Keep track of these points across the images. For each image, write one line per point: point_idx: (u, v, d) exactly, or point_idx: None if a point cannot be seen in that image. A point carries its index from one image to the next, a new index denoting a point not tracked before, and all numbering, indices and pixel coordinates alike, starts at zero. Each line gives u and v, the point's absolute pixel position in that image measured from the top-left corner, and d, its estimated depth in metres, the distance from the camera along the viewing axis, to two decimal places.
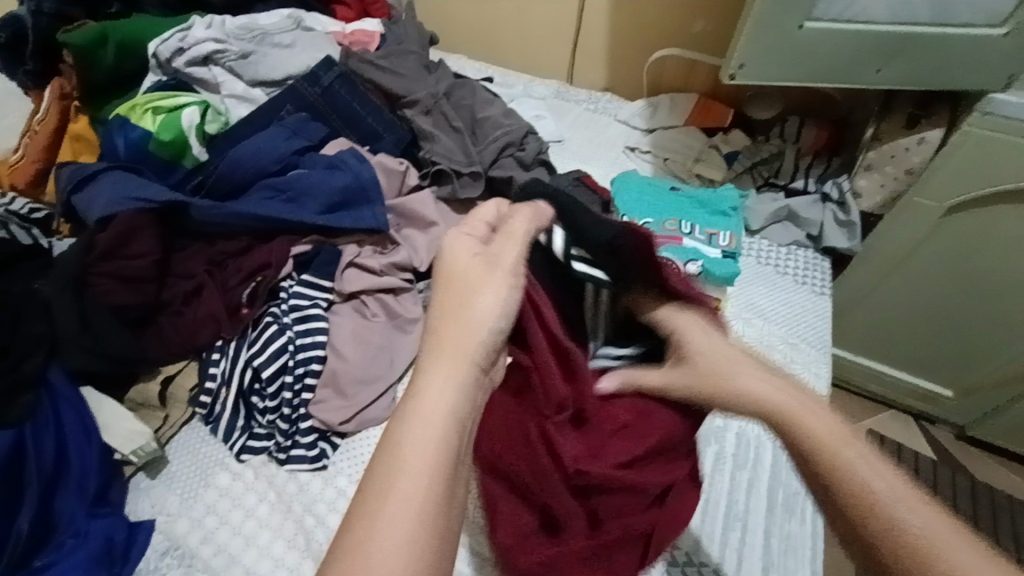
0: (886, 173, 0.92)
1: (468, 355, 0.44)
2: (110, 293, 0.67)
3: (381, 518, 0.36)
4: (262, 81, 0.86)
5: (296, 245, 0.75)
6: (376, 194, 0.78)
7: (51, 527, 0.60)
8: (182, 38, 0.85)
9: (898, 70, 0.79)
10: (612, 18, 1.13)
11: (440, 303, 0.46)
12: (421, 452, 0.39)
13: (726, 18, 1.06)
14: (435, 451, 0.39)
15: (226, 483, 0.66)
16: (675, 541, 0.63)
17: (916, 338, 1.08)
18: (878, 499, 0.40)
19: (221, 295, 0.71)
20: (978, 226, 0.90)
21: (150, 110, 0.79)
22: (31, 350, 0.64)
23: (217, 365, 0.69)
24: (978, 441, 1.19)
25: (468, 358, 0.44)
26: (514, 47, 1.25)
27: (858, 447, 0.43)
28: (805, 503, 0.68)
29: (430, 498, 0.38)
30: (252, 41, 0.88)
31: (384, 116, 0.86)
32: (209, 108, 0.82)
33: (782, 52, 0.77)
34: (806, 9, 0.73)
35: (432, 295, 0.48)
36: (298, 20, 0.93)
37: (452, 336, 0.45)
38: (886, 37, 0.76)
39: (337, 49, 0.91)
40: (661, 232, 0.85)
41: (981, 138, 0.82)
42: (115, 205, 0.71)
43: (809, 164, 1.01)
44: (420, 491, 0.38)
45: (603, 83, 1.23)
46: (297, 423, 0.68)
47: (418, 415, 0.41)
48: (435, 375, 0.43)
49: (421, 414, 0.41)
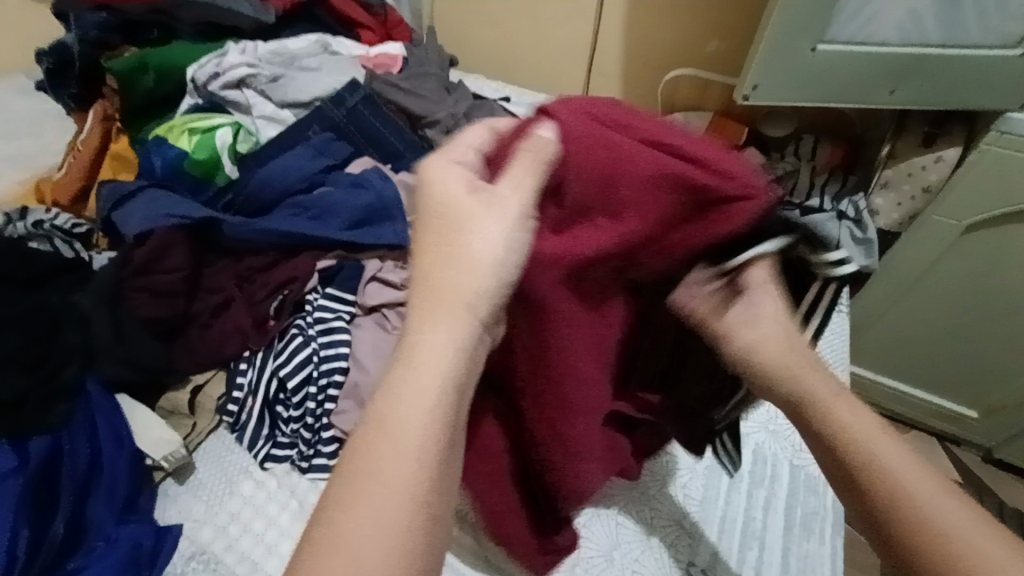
0: (903, 191, 0.92)
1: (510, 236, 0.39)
2: (144, 306, 0.71)
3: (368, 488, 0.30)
4: (291, 102, 0.90)
5: (321, 260, 0.78)
6: (398, 211, 0.80)
7: (83, 531, 0.62)
8: (217, 63, 0.90)
9: (911, 91, 0.80)
10: (626, 40, 1.16)
11: (422, 241, 0.38)
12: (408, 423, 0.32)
13: (738, 39, 1.09)
14: (425, 425, 0.32)
15: (250, 492, 0.67)
16: (692, 558, 0.63)
17: (937, 358, 1.06)
18: (937, 525, 0.37)
19: (249, 308, 0.74)
20: (994, 245, 0.89)
21: (187, 130, 0.84)
22: (70, 360, 0.67)
23: (244, 375, 0.72)
24: (1006, 464, 1.16)
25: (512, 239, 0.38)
26: (530, 67, 1.28)
27: (933, 487, 0.39)
28: (825, 523, 0.67)
29: (399, 521, 0.30)
30: (281, 65, 0.92)
31: (406, 137, 0.90)
32: (241, 128, 0.86)
33: (795, 73, 0.78)
34: (819, 32, 0.74)
35: (415, 230, 0.39)
36: (324, 45, 0.97)
37: (439, 278, 0.36)
38: (896, 58, 0.77)
39: (361, 71, 0.95)
40: None
41: (1000, 156, 0.82)
42: (151, 222, 0.74)
43: (824, 181, 1.02)
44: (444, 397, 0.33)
45: (617, 101, 1.25)
46: (319, 432, 0.70)
47: (450, 293, 0.36)
48: (430, 327, 0.35)
49: (383, 420, 0.32)
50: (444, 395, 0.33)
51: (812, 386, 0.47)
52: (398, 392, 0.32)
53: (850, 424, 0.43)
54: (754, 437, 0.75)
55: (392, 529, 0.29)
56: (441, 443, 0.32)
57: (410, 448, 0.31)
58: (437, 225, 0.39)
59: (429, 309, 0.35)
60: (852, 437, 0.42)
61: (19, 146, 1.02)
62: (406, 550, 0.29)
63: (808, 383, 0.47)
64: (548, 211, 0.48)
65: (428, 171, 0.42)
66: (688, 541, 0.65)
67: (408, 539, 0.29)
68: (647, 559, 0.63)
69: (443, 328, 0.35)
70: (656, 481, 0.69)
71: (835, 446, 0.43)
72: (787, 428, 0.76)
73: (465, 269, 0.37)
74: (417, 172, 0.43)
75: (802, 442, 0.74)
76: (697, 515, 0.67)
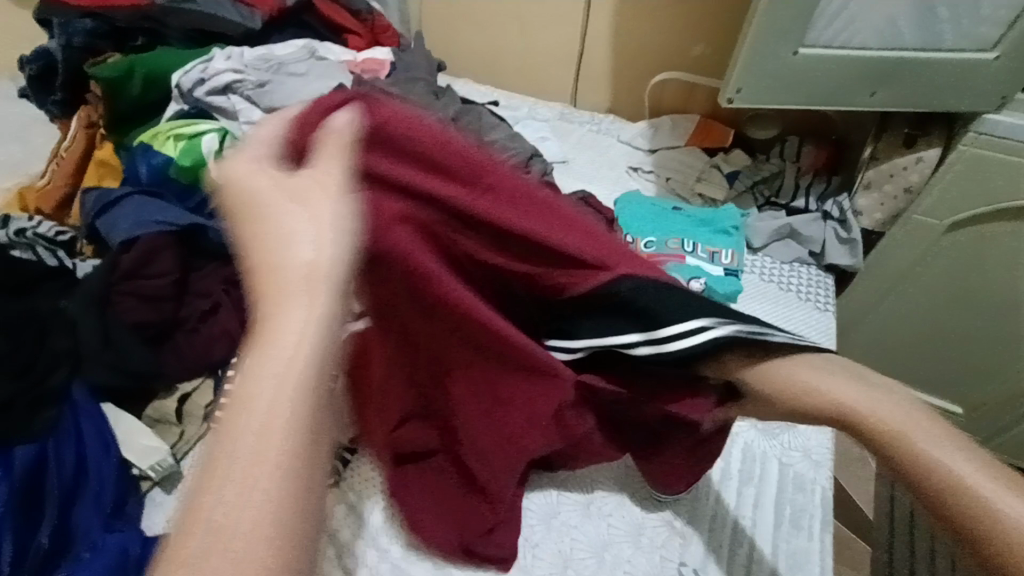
0: (884, 191, 0.93)
1: (342, 216, 0.38)
2: (131, 311, 0.70)
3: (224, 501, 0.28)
4: (279, 108, 0.90)
5: None
6: None
7: (69, 539, 0.61)
8: (204, 69, 0.89)
9: (891, 94, 0.81)
10: (614, 45, 1.17)
11: (245, 231, 0.37)
12: (263, 430, 0.29)
13: (723, 44, 1.11)
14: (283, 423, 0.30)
15: None
16: (682, 558, 0.64)
17: (922, 356, 1.08)
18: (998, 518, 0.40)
19: (237, 312, 0.74)
20: (976, 243, 0.91)
21: (172, 136, 0.84)
22: (56, 366, 0.67)
23: None
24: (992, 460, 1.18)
25: (347, 222, 0.38)
26: (518, 72, 1.29)
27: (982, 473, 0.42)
28: (812, 520, 0.68)
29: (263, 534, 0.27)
30: (268, 71, 0.92)
31: None
32: (228, 134, 0.86)
33: (777, 76, 0.79)
34: (800, 36, 0.75)
35: (233, 223, 0.38)
36: (312, 50, 0.97)
37: (272, 266, 0.35)
38: (875, 61, 0.78)
39: (349, 77, 0.96)
40: (664, 250, 0.90)
41: (976, 156, 0.84)
42: (139, 228, 0.73)
43: (809, 181, 1.02)
44: (305, 391, 0.31)
45: (605, 105, 1.26)
46: None
47: (297, 281, 0.34)
48: (282, 317, 0.33)
49: (236, 424, 0.30)
50: (299, 385, 0.31)
51: (839, 389, 0.47)
52: (244, 407, 0.30)
53: (894, 426, 0.45)
54: (743, 436, 0.75)
55: (275, 536, 0.28)
56: (310, 438, 0.31)
57: (265, 450, 0.29)
58: (254, 216, 0.37)
59: (270, 308, 0.34)
60: (896, 432, 0.45)
61: (3, 152, 1.01)
62: (292, 542, 0.28)
63: (840, 391, 0.48)
64: (397, 234, 0.49)
65: (234, 164, 0.40)
66: (679, 540, 0.65)
67: (290, 541, 0.28)
68: (638, 560, 0.63)
69: (294, 313, 0.33)
70: (648, 484, 0.69)
71: (888, 448, 0.45)
72: (778, 428, 0.76)
73: (297, 249, 0.35)
74: (219, 171, 0.41)
75: (790, 440, 0.75)
76: (687, 515, 0.67)
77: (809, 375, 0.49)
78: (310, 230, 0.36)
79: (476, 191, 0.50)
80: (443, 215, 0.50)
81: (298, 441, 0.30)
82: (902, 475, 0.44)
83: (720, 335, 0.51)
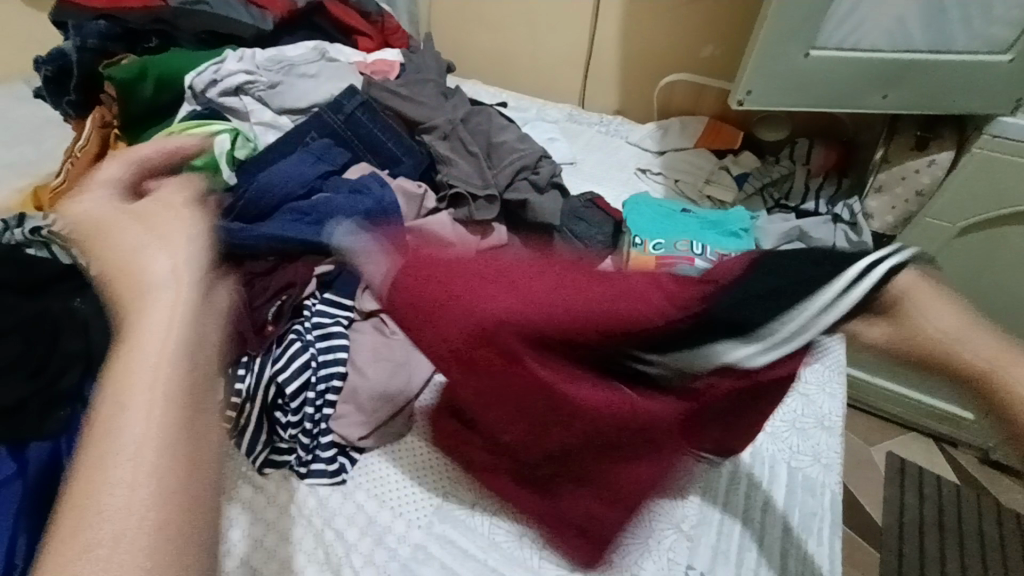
0: (896, 194, 0.93)
1: (189, 228, 0.44)
2: None
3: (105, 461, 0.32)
4: (289, 109, 0.91)
5: (321, 264, 0.77)
6: (396, 215, 0.80)
7: None
8: (216, 70, 0.90)
9: (903, 95, 0.81)
10: (622, 47, 1.17)
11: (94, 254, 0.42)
12: (133, 400, 0.34)
13: (732, 45, 1.11)
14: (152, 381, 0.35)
15: (249, 496, 0.67)
16: (690, 561, 0.64)
17: None
18: None
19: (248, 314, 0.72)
20: (987, 247, 0.90)
21: (184, 135, 0.83)
22: (69, 366, 0.67)
23: (242, 381, 0.69)
24: (1002, 465, 1.16)
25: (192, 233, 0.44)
26: (527, 73, 1.29)
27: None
28: (822, 524, 0.68)
29: (146, 465, 0.32)
30: (279, 72, 0.93)
31: (404, 142, 0.90)
32: (239, 134, 0.86)
33: (788, 79, 0.79)
34: (812, 37, 0.75)
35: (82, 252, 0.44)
36: (322, 51, 0.98)
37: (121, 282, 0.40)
38: (888, 64, 0.78)
39: (359, 78, 0.96)
40: (674, 252, 0.86)
41: (988, 159, 0.83)
42: None
43: (820, 184, 1.02)
44: (174, 367, 0.36)
45: (613, 106, 1.26)
46: (318, 437, 0.70)
47: (145, 285, 0.39)
48: (139, 311, 0.38)
49: (117, 400, 0.34)
50: (164, 349, 0.36)
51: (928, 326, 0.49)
52: (116, 382, 0.35)
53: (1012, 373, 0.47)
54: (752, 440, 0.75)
55: (144, 471, 0.32)
56: (181, 396, 0.35)
57: (136, 404, 0.34)
58: (103, 239, 0.43)
59: (127, 309, 0.38)
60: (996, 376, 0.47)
61: (18, 153, 1.02)
62: (172, 491, 0.32)
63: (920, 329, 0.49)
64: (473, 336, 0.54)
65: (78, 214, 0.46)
66: (686, 543, 0.65)
67: (175, 496, 0.32)
68: (646, 562, 0.63)
69: (157, 305, 0.38)
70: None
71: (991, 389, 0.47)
72: (787, 430, 0.76)
73: (152, 258, 0.41)
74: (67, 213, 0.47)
75: (799, 444, 0.75)
76: (695, 518, 0.67)
77: (936, 319, 0.49)
78: (153, 246, 0.42)
79: (507, 291, 0.53)
80: (500, 292, 0.53)
81: (172, 381, 0.35)
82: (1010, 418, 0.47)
83: (867, 286, 0.49)
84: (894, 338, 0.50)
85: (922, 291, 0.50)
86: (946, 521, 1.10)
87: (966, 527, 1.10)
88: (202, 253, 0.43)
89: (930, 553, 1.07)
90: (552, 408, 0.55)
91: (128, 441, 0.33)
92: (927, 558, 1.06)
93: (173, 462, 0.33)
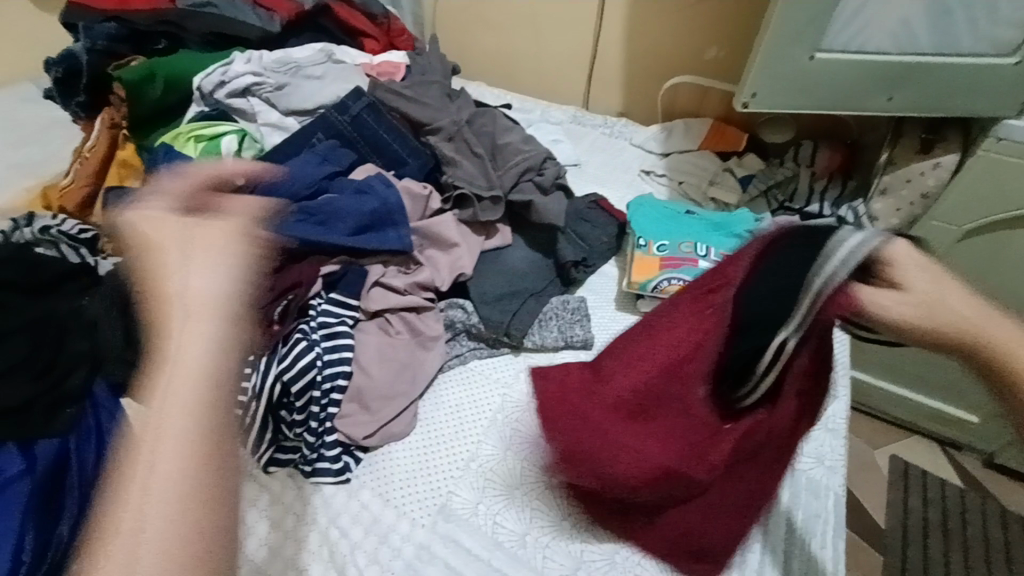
0: (901, 197, 0.92)
1: (225, 238, 0.50)
2: None
3: (146, 469, 0.39)
4: (295, 110, 0.92)
5: (326, 265, 0.78)
6: (401, 217, 0.82)
7: None
8: (224, 72, 0.91)
9: (908, 97, 0.80)
10: (626, 49, 1.18)
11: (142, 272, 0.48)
12: (173, 407, 0.41)
13: (737, 47, 1.11)
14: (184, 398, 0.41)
15: (254, 494, 0.68)
16: None
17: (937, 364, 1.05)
18: None
19: (254, 312, 0.72)
20: (991, 249, 0.90)
21: (193, 138, 0.85)
22: (77, 365, 0.68)
23: (248, 380, 0.68)
24: (1008, 469, 1.16)
25: (229, 247, 0.49)
26: (531, 75, 1.30)
27: None
28: (826, 526, 0.67)
29: (182, 471, 0.39)
30: (286, 73, 0.93)
31: (409, 143, 0.91)
32: (246, 136, 0.87)
33: (792, 81, 0.79)
34: (816, 40, 0.75)
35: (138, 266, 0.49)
36: (329, 53, 0.99)
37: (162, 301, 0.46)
38: (893, 66, 0.78)
39: (364, 80, 0.97)
40: (678, 254, 0.88)
41: (992, 162, 0.83)
42: None
43: (823, 187, 1.03)
44: (196, 388, 0.41)
45: (617, 108, 1.26)
46: (323, 436, 0.69)
47: (191, 304, 0.45)
48: (185, 327, 0.44)
49: (160, 413, 0.40)
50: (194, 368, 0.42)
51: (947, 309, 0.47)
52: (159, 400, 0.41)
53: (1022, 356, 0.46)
54: None
55: (178, 481, 0.39)
56: (209, 409, 0.41)
57: (169, 421, 0.40)
58: (155, 249, 0.48)
59: (165, 327, 0.44)
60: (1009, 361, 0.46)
61: (28, 153, 1.03)
62: (199, 497, 0.39)
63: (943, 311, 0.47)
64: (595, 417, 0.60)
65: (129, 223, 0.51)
66: None
67: (196, 490, 0.39)
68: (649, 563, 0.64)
69: (194, 322, 0.44)
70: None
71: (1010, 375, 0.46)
72: None
73: (190, 277, 0.47)
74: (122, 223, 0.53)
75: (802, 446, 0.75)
76: None
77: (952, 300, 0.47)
78: (197, 258, 0.48)
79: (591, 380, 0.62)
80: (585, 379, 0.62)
81: (206, 393, 0.41)
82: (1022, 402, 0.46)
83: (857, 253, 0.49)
84: (921, 318, 0.47)
85: (930, 270, 0.48)
86: (950, 524, 1.10)
87: (971, 530, 1.09)
88: (242, 281, 0.48)
89: (934, 556, 1.06)
90: (669, 438, 0.59)
91: (173, 445, 0.40)
92: (931, 560, 1.05)
93: (203, 469, 0.40)
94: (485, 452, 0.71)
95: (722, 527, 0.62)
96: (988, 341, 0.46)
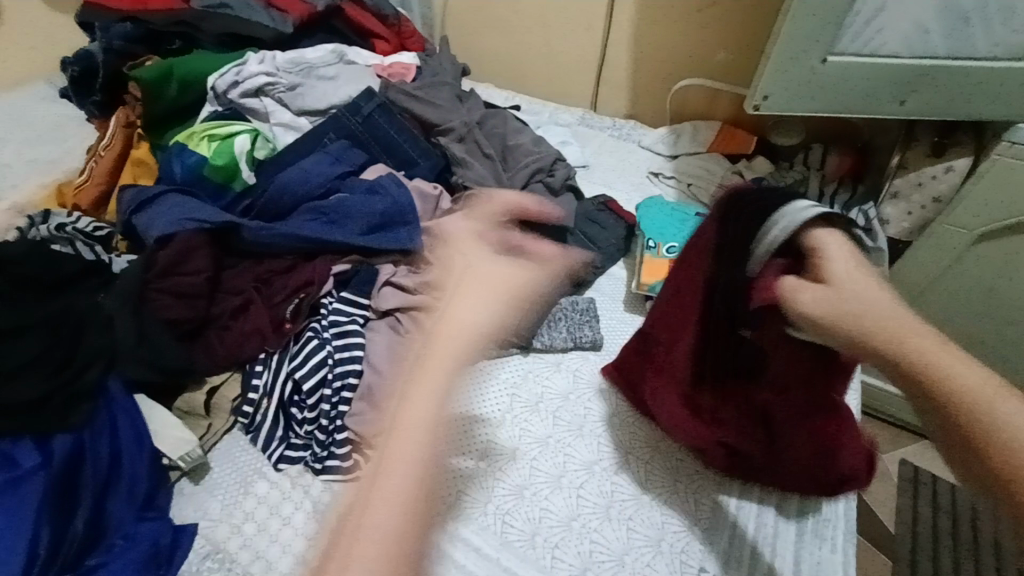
0: (912, 200, 0.92)
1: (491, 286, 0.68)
2: (166, 308, 0.72)
3: (373, 503, 0.52)
4: (308, 110, 0.92)
5: (337, 264, 0.79)
6: (413, 216, 0.82)
7: (102, 531, 0.62)
8: (238, 72, 0.92)
9: (921, 101, 0.80)
10: (635, 52, 1.18)
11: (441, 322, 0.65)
12: (416, 463, 0.55)
13: (746, 50, 1.11)
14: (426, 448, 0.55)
15: (265, 492, 0.68)
16: (703, 564, 0.64)
17: None
18: (967, 417, 0.45)
19: (268, 310, 0.75)
20: (1004, 254, 0.89)
21: (207, 137, 0.86)
22: (94, 360, 0.69)
23: (260, 377, 0.73)
24: None
25: (493, 292, 0.68)
26: (539, 77, 1.30)
27: (956, 367, 0.47)
28: (837, 531, 0.67)
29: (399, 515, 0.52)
30: (299, 74, 0.94)
31: (420, 144, 0.92)
32: (259, 135, 0.88)
33: (803, 85, 0.79)
34: (829, 43, 0.75)
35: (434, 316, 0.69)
36: (341, 54, 1.00)
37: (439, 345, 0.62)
38: (905, 70, 0.78)
39: (376, 81, 0.98)
40: None
41: (1008, 167, 0.82)
42: (175, 225, 0.76)
43: (834, 191, 1.03)
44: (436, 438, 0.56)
45: (625, 110, 1.27)
46: (333, 434, 0.70)
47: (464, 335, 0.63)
48: (418, 384, 0.59)
49: (394, 458, 0.55)
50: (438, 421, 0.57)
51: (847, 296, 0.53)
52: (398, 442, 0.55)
53: (915, 345, 0.49)
54: None
55: (393, 512, 0.52)
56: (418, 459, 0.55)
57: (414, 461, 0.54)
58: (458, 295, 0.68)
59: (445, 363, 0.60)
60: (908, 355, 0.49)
61: (43, 151, 1.04)
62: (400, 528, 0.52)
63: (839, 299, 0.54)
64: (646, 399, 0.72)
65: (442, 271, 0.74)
66: (700, 547, 0.65)
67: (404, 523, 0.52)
68: (658, 565, 0.63)
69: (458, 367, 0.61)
70: (666, 488, 0.69)
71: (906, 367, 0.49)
72: None
73: (470, 316, 0.64)
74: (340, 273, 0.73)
75: None
76: (707, 522, 0.67)
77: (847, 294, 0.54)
78: (475, 297, 0.66)
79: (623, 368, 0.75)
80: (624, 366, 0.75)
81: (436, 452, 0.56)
82: (925, 396, 0.48)
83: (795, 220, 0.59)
84: (825, 309, 0.54)
85: (840, 258, 0.56)
86: (960, 531, 1.09)
87: (981, 537, 1.09)
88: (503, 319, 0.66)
89: (944, 563, 1.05)
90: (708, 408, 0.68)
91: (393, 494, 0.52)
92: (940, 567, 1.05)
93: (410, 510, 0.53)
94: (500, 448, 0.72)
95: (809, 476, 0.67)
96: (873, 333, 0.51)
